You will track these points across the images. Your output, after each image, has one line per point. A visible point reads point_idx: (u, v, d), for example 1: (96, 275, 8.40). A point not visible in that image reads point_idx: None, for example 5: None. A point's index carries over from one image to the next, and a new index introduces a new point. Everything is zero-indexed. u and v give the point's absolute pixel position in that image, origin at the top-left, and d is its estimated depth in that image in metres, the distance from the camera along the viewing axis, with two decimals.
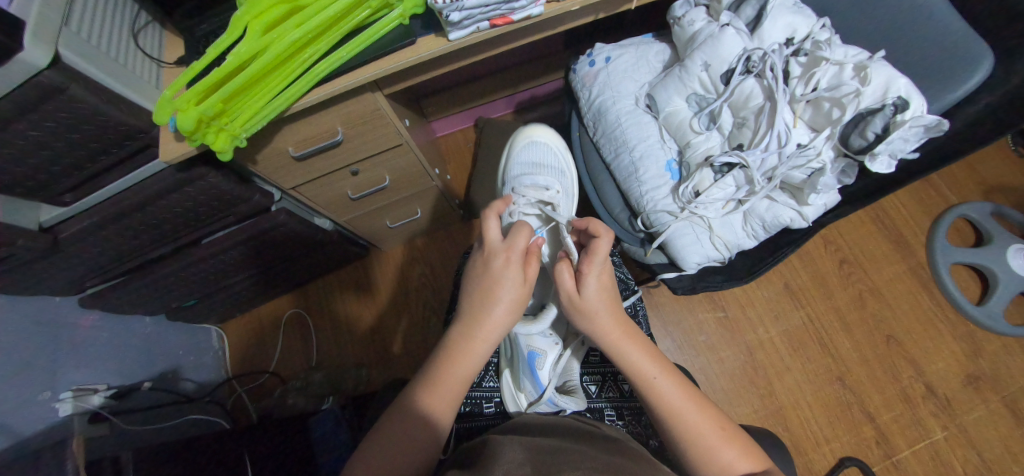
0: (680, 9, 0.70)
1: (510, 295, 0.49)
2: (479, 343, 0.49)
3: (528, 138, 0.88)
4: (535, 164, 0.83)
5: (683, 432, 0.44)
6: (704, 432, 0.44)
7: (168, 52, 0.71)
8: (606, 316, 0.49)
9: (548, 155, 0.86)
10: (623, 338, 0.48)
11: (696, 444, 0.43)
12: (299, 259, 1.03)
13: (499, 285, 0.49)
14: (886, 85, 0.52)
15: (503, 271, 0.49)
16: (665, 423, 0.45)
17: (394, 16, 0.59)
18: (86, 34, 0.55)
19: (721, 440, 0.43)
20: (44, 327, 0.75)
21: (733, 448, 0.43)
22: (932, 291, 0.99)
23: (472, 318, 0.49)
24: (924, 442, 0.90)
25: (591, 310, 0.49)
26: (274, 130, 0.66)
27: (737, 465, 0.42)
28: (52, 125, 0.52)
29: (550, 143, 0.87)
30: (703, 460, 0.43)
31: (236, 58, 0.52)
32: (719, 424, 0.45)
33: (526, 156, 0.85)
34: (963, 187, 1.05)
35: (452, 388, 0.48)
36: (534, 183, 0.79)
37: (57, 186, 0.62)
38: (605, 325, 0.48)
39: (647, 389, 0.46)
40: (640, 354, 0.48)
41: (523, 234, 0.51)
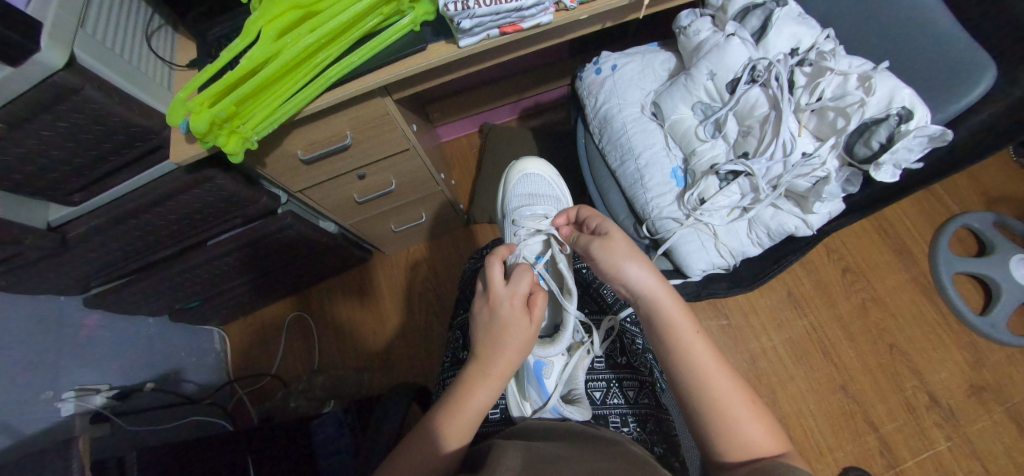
0: (685, 19, 0.71)
1: (518, 336, 0.50)
2: (492, 379, 0.48)
3: (522, 172, 0.87)
4: (532, 194, 0.83)
5: (708, 400, 0.43)
6: (731, 401, 0.43)
7: (180, 55, 0.72)
8: (643, 266, 0.49)
9: (543, 186, 0.85)
10: (662, 294, 0.48)
11: (719, 412, 0.42)
12: (304, 261, 1.03)
13: (508, 330, 0.50)
14: (890, 96, 0.54)
15: (509, 312, 0.51)
16: (691, 389, 0.44)
17: (405, 23, 0.60)
18: (100, 36, 0.56)
19: (751, 413, 0.42)
20: (48, 326, 0.75)
21: (759, 425, 0.42)
22: (935, 300, 0.99)
23: (482, 356, 0.49)
24: (928, 452, 0.89)
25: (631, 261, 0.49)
26: (285, 133, 0.67)
27: (766, 440, 0.41)
28: (65, 126, 0.53)
29: (545, 174, 0.87)
30: (726, 431, 0.42)
31: (249, 62, 0.53)
32: (748, 398, 0.44)
33: (523, 188, 0.84)
34: (965, 197, 1.06)
35: (470, 417, 0.47)
36: (532, 214, 0.79)
37: (67, 185, 0.63)
38: (642, 276, 0.49)
39: (677, 345, 0.46)
40: (676, 313, 0.47)
41: (527, 276, 0.53)
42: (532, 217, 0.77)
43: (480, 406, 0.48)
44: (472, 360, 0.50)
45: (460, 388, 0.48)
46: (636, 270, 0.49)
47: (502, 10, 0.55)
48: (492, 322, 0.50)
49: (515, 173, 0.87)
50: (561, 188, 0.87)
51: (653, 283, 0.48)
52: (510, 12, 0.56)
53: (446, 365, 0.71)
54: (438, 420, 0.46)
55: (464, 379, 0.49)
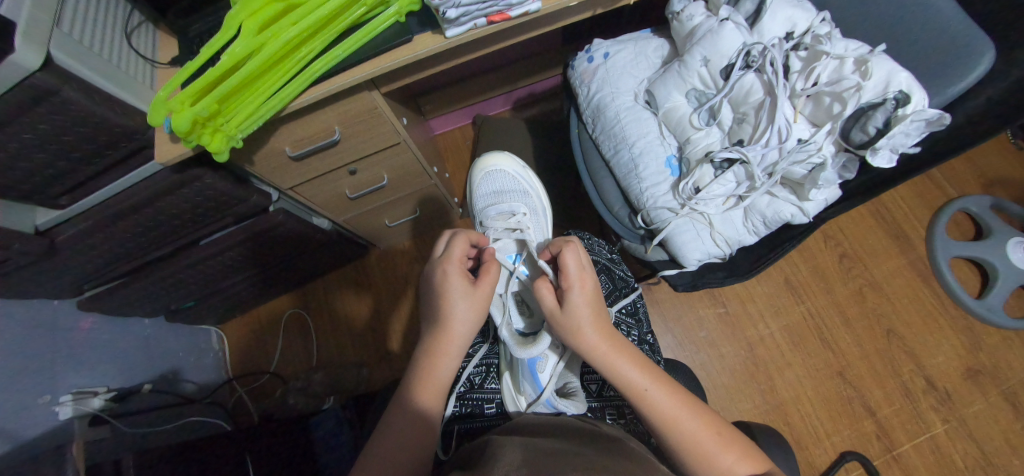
0: (679, 4, 0.69)
1: (462, 307, 0.51)
2: (443, 357, 0.50)
3: (484, 171, 0.86)
4: (498, 192, 0.83)
5: (681, 442, 0.44)
6: (699, 439, 0.43)
7: (163, 52, 0.70)
8: (591, 330, 0.48)
9: (508, 181, 0.84)
10: (614, 352, 0.48)
11: (693, 455, 0.43)
12: (298, 259, 1.02)
13: (450, 300, 0.52)
14: (887, 79, 0.52)
15: (455, 285, 0.52)
16: (663, 436, 0.45)
17: (390, 14, 0.58)
18: (77, 34, 0.54)
19: (718, 446, 0.43)
20: (42, 331, 0.74)
21: (732, 452, 0.43)
22: (932, 285, 0.99)
23: (434, 332, 0.51)
24: (925, 435, 0.90)
25: (579, 328, 0.49)
26: (271, 130, 0.66)
27: (737, 468, 0.42)
28: (45, 128, 0.52)
29: (509, 167, 0.85)
30: (704, 469, 0.42)
31: (230, 57, 0.52)
32: (714, 429, 0.45)
33: (488, 188, 0.84)
34: (963, 180, 1.05)
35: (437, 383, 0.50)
36: (501, 211, 0.78)
37: (52, 188, 0.62)
38: (592, 340, 0.48)
39: (640, 402, 0.46)
40: (631, 367, 0.47)
41: (464, 246, 0.54)
42: (500, 217, 0.77)
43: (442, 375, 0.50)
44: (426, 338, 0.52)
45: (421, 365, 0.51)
46: (585, 339, 0.48)
47: None
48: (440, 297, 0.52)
49: (478, 172, 0.86)
50: (527, 180, 0.85)
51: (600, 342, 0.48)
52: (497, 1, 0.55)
53: None
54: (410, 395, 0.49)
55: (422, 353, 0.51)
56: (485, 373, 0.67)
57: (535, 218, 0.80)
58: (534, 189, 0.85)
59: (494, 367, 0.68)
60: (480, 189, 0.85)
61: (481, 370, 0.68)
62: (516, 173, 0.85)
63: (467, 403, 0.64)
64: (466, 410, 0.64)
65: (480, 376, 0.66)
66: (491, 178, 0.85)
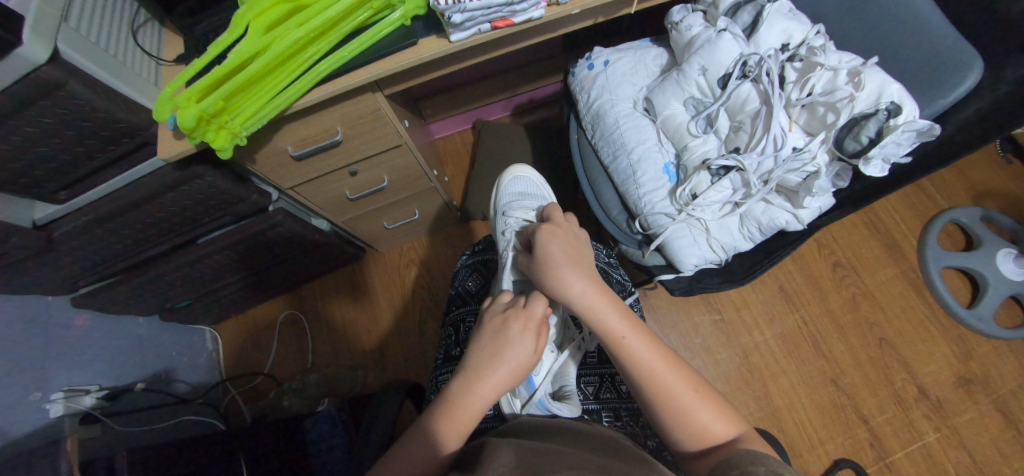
0: (677, 14, 0.71)
1: (516, 357, 0.49)
2: (478, 401, 0.47)
3: (513, 175, 0.86)
4: (521, 194, 0.82)
5: (658, 395, 0.44)
6: (676, 393, 0.44)
7: (168, 50, 0.71)
8: (579, 279, 0.50)
9: (533, 188, 0.85)
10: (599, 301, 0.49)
11: (667, 407, 0.43)
12: (296, 259, 1.02)
13: (510, 347, 0.49)
14: (879, 91, 0.54)
15: (512, 329, 0.50)
16: (641, 386, 0.45)
17: (395, 17, 0.59)
18: (84, 30, 0.55)
19: (697, 402, 0.43)
20: (35, 326, 0.74)
21: (710, 409, 0.43)
22: (924, 294, 1.01)
23: (474, 371, 0.49)
24: (917, 443, 0.91)
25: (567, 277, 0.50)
26: (274, 129, 0.66)
27: (713, 424, 0.42)
28: (49, 122, 0.52)
29: (535, 177, 0.86)
30: (677, 421, 0.43)
31: (237, 56, 0.52)
32: (692, 384, 0.45)
33: (513, 188, 0.84)
34: (953, 192, 1.07)
35: (463, 422, 0.46)
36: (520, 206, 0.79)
37: (53, 183, 0.62)
38: (579, 289, 0.49)
39: (621, 351, 0.47)
40: (610, 311, 0.48)
41: (541, 301, 0.53)
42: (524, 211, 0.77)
43: (472, 419, 0.47)
44: (463, 373, 0.49)
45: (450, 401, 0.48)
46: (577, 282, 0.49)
47: (494, 4, 0.55)
48: (494, 339, 0.50)
49: (506, 174, 0.86)
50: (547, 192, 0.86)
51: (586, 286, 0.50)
52: (501, 7, 0.56)
53: (439, 363, 0.70)
54: (432, 429, 0.46)
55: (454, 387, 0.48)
56: None
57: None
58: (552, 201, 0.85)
59: None
60: (505, 189, 0.85)
61: None
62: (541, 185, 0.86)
63: None
64: None
65: None
66: (518, 182, 0.85)
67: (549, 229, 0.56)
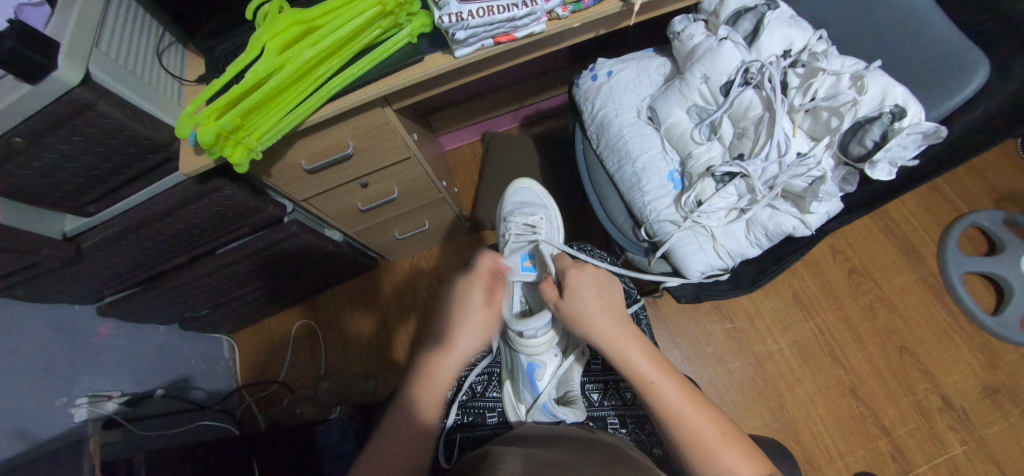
0: (679, 24, 0.72)
1: (476, 316, 0.55)
2: (445, 361, 0.52)
3: (519, 186, 0.86)
4: (523, 203, 0.84)
5: (681, 434, 0.44)
6: (703, 436, 0.43)
7: (190, 70, 0.75)
8: (599, 318, 0.50)
9: (537, 199, 0.85)
10: (620, 338, 0.49)
11: (693, 450, 0.43)
12: (310, 269, 1.05)
13: (463, 308, 0.55)
14: (883, 94, 0.54)
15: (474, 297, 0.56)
16: (664, 426, 0.46)
17: (403, 35, 0.62)
18: (114, 53, 0.59)
19: (720, 442, 0.43)
20: (64, 334, 0.77)
21: (731, 452, 0.43)
22: (945, 302, 0.97)
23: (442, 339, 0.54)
24: (943, 456, 0.87)
25: (584, 316, 0.51)
26: (289, 144, 0.69)
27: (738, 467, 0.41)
28: (80, 140, 0.56)
29: (538, 188, 0.87)
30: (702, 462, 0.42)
31: (254, 76, 0.55)
32: (720, 428, 0.44)
33: (515, 198, 0.85)
34: (973, 195, 1.04)
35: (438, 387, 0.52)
36: (522, 214, 0.80)
37: (82, 197, 0.65)
38: (601, 327, 0.50)
39: (646, 392, 0.47)
40: (642, 356, 0.48)
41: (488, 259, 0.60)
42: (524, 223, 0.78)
43: (445, 380, 0.52)
44: (433, 341, 0.54)
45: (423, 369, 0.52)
46: (600, 327, 0.50)
47: (496, 20, 0.56)
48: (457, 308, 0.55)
49: (510, 187, 0.87)
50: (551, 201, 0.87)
51: (615, 335, 0.49)
52: (504, 23, 0.57)
53: None
54: (409, 398, 0.51)
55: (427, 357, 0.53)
56: (487, 381, 0.67)
57: (552, 232, 0.81)
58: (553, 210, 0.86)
59: (496, 374, 0.68)
60: (509, 200, 0.85)
61: (482, 379, 0.68)
62: (545, 196, 0.87)
63: (468, 412, 0.63)
64: (466, 419, 0.63)
65: (482, 385, 0.66)
66: (523, 194, 0.85)
67: (577, 273, 0.54)
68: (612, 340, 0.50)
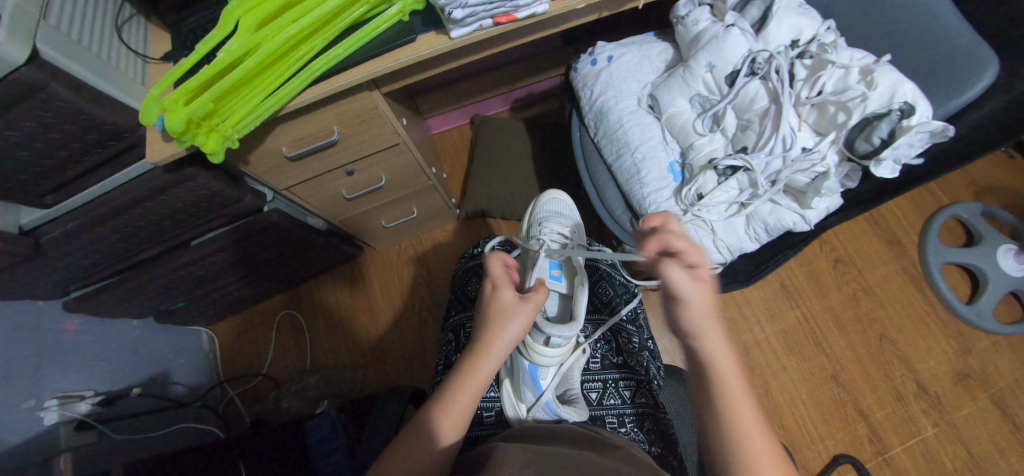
0: (684, 8, 0.69)
1: (516, 319, 0.52)
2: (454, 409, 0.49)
3: (553, 197, 0.79)
4: (557, 213, 0.75)
5: (742, 459, 0.36)
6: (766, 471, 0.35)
7: (155, 46, 0.68)
8: (702, 302, 0.37)
9: (570, 214, 0.77)
10: (714, 334, 0.38)
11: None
12: (293, 259, 1.00)
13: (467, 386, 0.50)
14: (893, 90, 0.53)
15: (508, 302, 0.53)
16: (722, 442, 0.37)
17: (393, 13, 0.57)
18: (66, 27, 0.52)
19: None
20: (27, 332, 0.72)
21: None
22: (924, 290, 1.01)
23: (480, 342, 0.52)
24: (916, 438, 0.91)
25: (685, 296, 0.37)
26: (269, 130, 0.64)
27: None
28: (30, 125, 0.50)
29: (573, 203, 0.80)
30: None
31: (226, 55, 0.50)
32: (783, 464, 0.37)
33: (548, 207, 0.77)
34: (955, 187, 1.07)
35: (461, 410, 0.49)
36: (557, 223, 0.72)
37: (37, 188, 0.59)
38: (696, 314, 0.37)
39: (716, 397, 0.38)
40: (729, 359, 0.38)
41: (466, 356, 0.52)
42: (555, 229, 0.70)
43: (461, 416, 0.49)
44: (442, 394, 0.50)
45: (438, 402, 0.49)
46: (691, 313, 0.37)
47: None
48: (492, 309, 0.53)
49: (543, 196, 0.79)
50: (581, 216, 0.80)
51: (709, 326, 0.38)
52: (504, 2, 0.54)
53: (437, 367, 0.68)
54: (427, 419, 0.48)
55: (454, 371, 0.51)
56: None
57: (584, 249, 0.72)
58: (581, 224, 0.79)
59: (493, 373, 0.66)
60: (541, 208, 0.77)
61: None
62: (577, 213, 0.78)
63: None
64: None
65: None
66: (555, 205, 0.77)
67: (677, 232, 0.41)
68: (701, 326, 0.38)
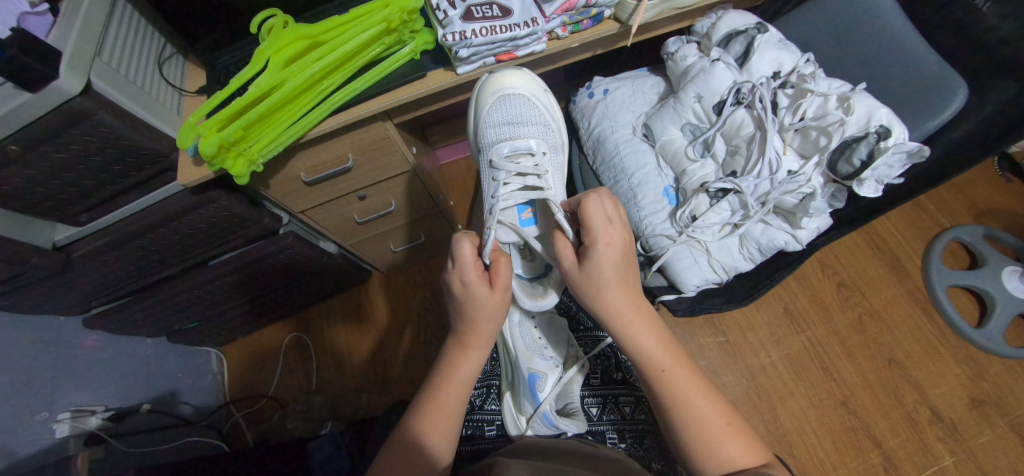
0: (673, 46, 0.75)
1: (485, 308, 0.50)
2: (448, 395, 0.50)
3: (500, 94, 0.69)
4: (512, 124, 0.68)
5: (686, 421, 0.45)
6: (708, 422, 0.45)
7: (190, 81, 0.75)
8: (610, 291, 0.48)
9: (526, 110, 0.69)
10: (634, 313, 0.48)
11: (700, 433, 0.44)
12: (302, 281, 1.03)
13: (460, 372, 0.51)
14: (869, 115, 0.56)
15: (479, 290, 0.50)
16: (669, 415, 0.46)
17: (406, 52, 0.64)
18: (115, 64, 0.59)
19: (726, 434, 0.44)
20: (49, 346, 0.75)
21: (732, 442, 0.44)
22: (931, 314, 1.00)
23: (464, 331, 0.52)
24: (933, 468, 0.88)
25: (599, 290, 0.47)
26: (289, 157, 0.69)
27: (737, 456, 0.43)
28: (77, 149, 0.55)
29: (527, 92, 0.70)
30: (698, 449, 0.44)
31: (257, 89, 0.55)
32: (725, 418, 0.45)
33: (499, 116, 0.68)
34: (954, 211, 1.08)
35: (451, 401, 0.50)
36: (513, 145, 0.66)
37: (75, 206, 0.64)
38: (612, 300, 0.48)
39: (653, 376, 0.47)
40: (651, 340, 0.48)
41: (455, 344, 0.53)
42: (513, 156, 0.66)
43: (455, 404, 0.50)
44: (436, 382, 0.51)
45: (428, 401, 0.50)
46: (611, 295, 0.48)
47: (498, 39, 0.59)
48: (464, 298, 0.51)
49: (489, 96, 0.69)
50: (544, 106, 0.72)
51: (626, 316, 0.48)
52: (505, 42, 0.60)
53: None
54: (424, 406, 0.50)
55: (447, 359, 0.53)
56: (485, 393, 0.66)
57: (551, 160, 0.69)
58: (554, 123, 0.74)
59: (495, 386, 0.67)
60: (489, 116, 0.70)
61: (481, 391, 0.66)
62: (536, 104, 0.70)
63: (469, 424, 0.63)
64: (468, 431, 0.63)
65: (480, 397, 0.66)
66: (506, 105, 0.69)
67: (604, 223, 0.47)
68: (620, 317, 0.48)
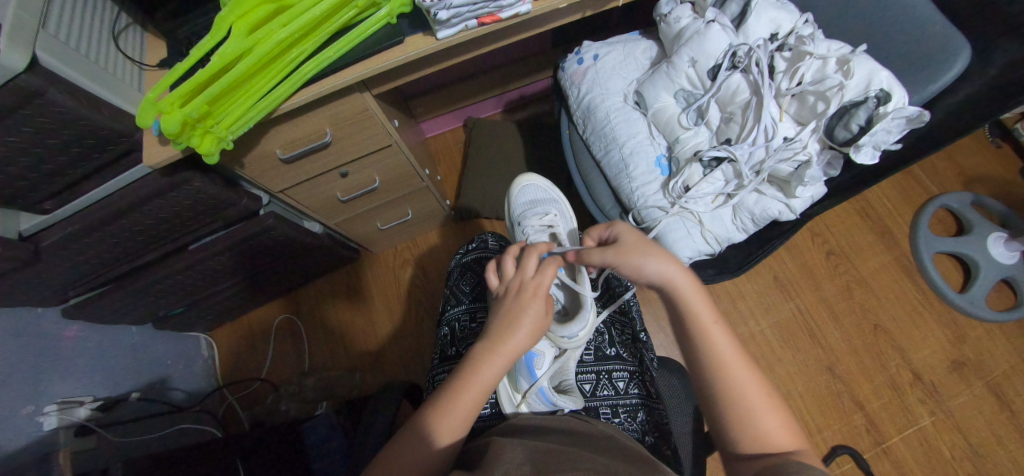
0: (666, 6, 0.70)
1: (527, 312, 0.49)
2: (467, 395, 0.47)
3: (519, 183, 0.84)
4: (532, 202, 0.82)
5: (724, 389, 0.42)
6: (747, 391, 0.42)
7: (150, 54, 0.69)
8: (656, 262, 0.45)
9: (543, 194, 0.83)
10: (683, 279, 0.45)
11: (736, 405, 0.41)
12: (288, 263, 1.01)
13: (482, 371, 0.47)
14: (869, 78, 0.54)
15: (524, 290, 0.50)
16: (708, 376, 0.43)
17: (381, 15, 0.59)
18: (63, 35, 0.54)
19: (766, 406, 0.41)
20: (28, 338, 0.73)
21: (773, 416, 0.41)
22: (917, 280, 1.01)
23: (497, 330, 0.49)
24: (912, 427, 0.92)
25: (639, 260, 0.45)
26: (262, 133, 0.66)
27: (778, 432, 0.40)
28: (29, 131, 0.51)
29: (541, 182, 0.85)
30: (734, 418, 0.41)
31: (220, 59, 0.52)
32: (766, 390, 0.42)
33: (522, 198, 0.83)
34: (944, 177, 1.08)
35: (468, 403, 0.47)
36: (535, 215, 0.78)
37: (36, 193, 0.61)
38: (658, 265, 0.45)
39: (699, 336, 0.44)
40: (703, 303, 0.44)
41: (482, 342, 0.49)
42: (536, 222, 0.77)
43: (472, 406, 0.47)
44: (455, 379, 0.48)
45: (448, 393, 0.47)
46: (654, 263, 0.45)
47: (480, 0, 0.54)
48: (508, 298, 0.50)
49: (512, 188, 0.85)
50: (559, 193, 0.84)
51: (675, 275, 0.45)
52: (488, 2, 0.56)
53: (435, 362, 0.69)
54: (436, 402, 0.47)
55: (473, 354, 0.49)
56: None
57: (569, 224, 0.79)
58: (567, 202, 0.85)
59: None
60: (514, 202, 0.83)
61: None
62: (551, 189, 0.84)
63: None
64: None
65: None
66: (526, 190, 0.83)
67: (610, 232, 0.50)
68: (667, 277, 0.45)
